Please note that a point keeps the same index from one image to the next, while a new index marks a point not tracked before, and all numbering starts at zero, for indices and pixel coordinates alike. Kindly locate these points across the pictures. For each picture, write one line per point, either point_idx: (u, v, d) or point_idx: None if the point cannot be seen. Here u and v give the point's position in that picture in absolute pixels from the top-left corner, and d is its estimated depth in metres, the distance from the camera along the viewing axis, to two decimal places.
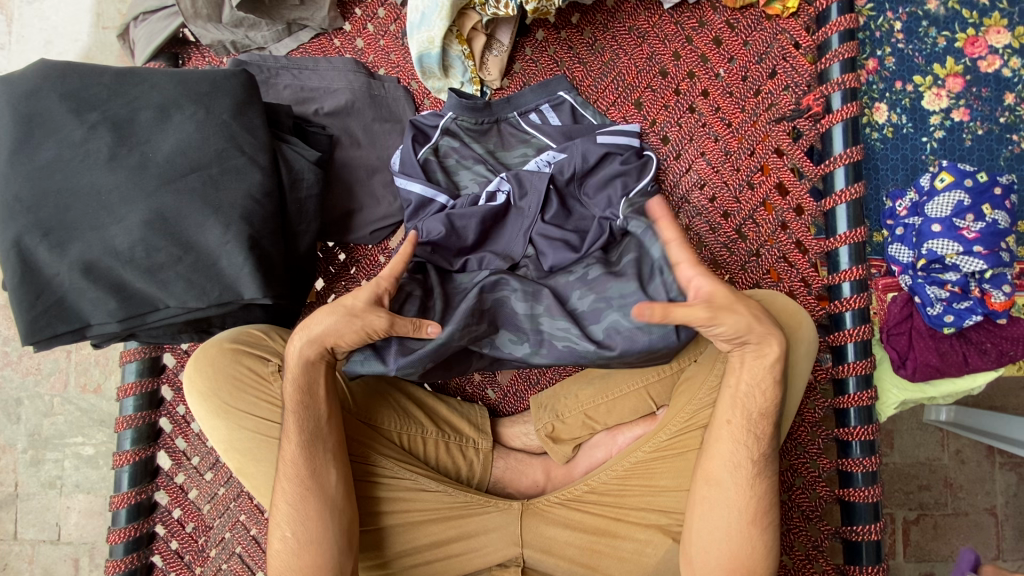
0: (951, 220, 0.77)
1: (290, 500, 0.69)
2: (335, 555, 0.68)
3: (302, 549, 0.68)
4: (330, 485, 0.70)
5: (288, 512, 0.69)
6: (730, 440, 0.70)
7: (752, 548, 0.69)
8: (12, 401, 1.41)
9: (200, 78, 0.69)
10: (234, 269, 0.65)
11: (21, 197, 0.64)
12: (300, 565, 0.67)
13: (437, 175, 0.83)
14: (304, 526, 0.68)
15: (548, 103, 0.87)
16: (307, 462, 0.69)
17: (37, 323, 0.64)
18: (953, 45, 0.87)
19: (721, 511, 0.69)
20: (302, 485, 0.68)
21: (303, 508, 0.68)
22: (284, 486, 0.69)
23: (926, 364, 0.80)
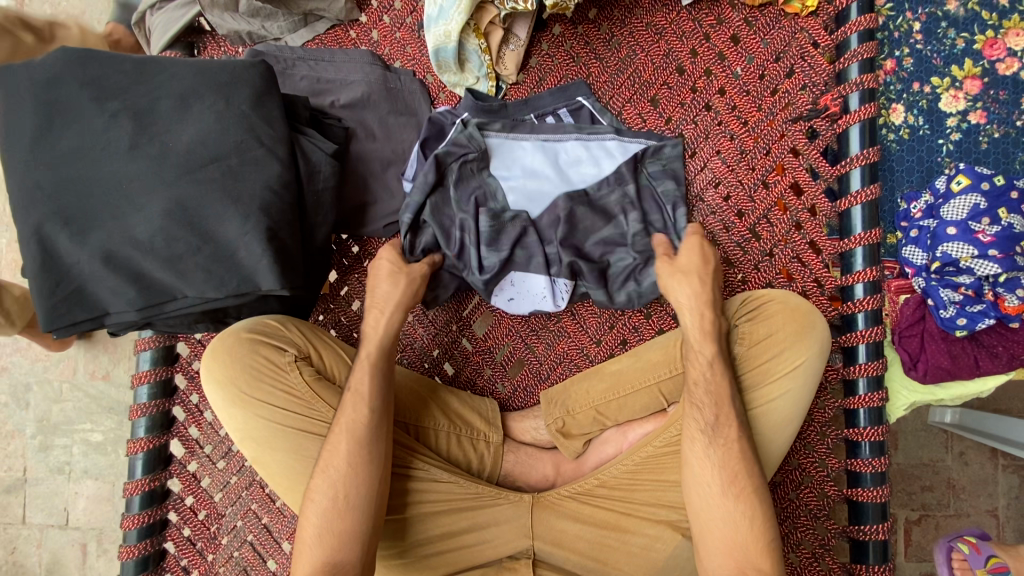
0: (967, 223, 0.77)
1: (345, 463, 0.69)
2: (366, 524, 0.68)
3: (331, 517, 0.68)
4: (359, 456, 0.69)
5: (342, 475, 0.68)
6: (715, 427, 0.70)
7: (734, 522, 0.68)
8: (22, 386, 1.42)
9: (220, 68, 0.69)
10: (252, 260, 0.66)
11: (43, 185, 0.64)
12: (342, 531, 0.67)
13: (448, 179, 0.80)
14: (359, 491, 0.68)
15: (567, 108, 0.87)
16: (344, 427, 0.70)
17: (57, 311, 0.64)
18: (971, 48, 0.87)
19: (713, 498, 0.69)
20: (335, 451, 0.69)
21: (361, 473, 0.69)
22: (342, 450, 0.69)
23: (937, 366, 0.80)
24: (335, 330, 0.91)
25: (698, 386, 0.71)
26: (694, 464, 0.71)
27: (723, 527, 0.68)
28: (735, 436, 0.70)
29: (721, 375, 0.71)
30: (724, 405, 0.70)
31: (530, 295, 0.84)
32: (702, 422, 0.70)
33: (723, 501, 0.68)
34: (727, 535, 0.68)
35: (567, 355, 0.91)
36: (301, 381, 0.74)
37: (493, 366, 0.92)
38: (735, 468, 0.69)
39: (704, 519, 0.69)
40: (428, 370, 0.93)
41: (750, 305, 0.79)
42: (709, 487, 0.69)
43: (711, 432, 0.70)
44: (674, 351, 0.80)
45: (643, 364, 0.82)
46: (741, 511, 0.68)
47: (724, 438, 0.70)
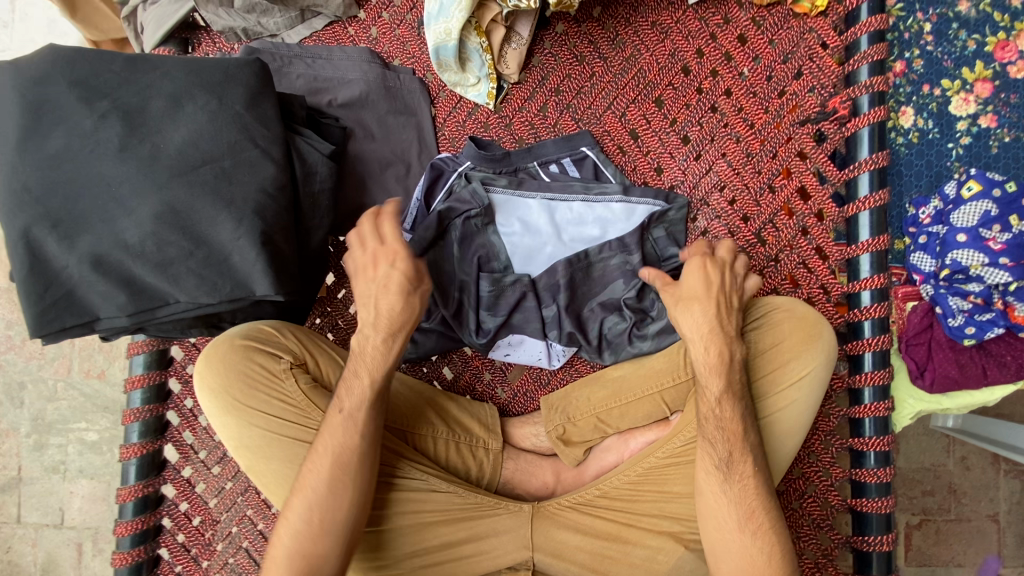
0: (977, 230, 0.75)
1: (326, 484, 0.66)
2: (339, 547, 0.66)
3: (305, 537, 0.65)
4: (344, 478, 0.67)
5: (321, 496, 0.66)
6: (729, 463, 0.69)
7: (749, 557, 0.66)
8: (16, 384, 1.41)
9: (213, 67, 0.67)
10: (246, 265, 0.64)
11: (30, 187, 0.62)
12: (314, 555, 0.65)
13: (451, 234, 0.81)
14: (337, 515, 0.66)
15: (570, 157, 0.86)
16: (332, 447, 0.67)
17: (45, 317, 0.63)
18: (983, 49, 0.85)
19: (729, 531, 0.68)
20: (321, 472, 0.67)
21: (342, 496, 0.66)
22: (326, 471, 0.67)
23: (944, 375, 0.79)
24: (332, 333, 0.89)
25: (710, 421, 0.70)
26: (707, 497, 0.70)
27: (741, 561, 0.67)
28: (750, 471, 0.68)
29: (733, 409, 0.69)
30: (738, 440, 0.69)
31: (528, 352, 0.85)
32: (715, 458, 0.69)
33: (744, 540, 0.67)
34: (743, 569, 0.67)
35: (567, 360, 0.89)
36: (297, 389, 0.73)
37: (493, 371, 0.91)
38: (751, 504, 0.68)
39: (720, 550, 0.68)
40: (427, 374, 0.92)
41: (758, 314, 0.78)
42: (725, 521, 0.68)
43: (724, 468, 0.69)
44: (677, 359, 0.79)
45: (646, 372, 0.81)
46: (763, 548, 0.67)
47: (739, 475, 0.68)
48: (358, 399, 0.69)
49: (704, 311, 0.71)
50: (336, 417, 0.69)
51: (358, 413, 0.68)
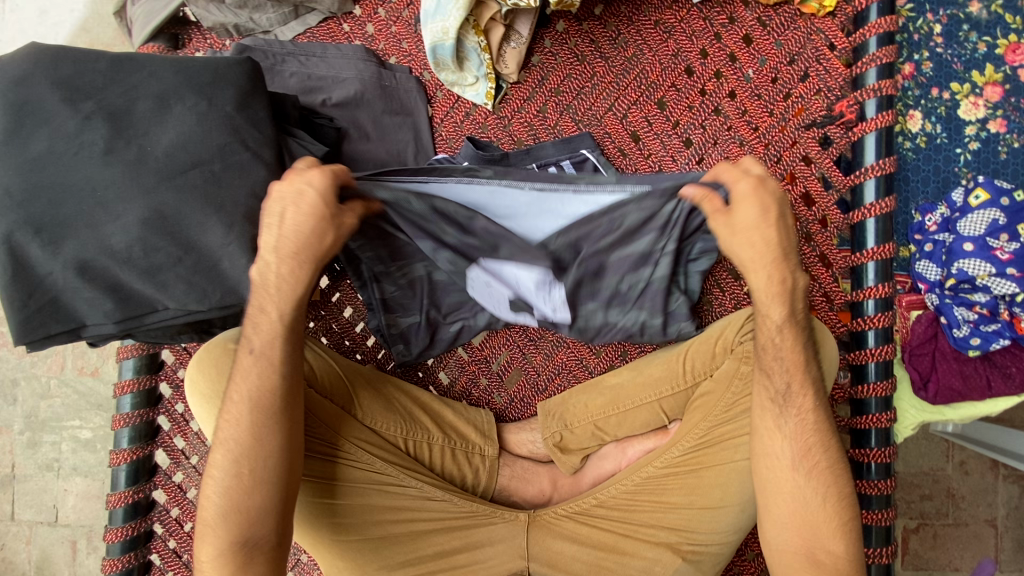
0: (984, 239, 0.74)
1: (244, 436, 0.63)
2: (274, 485, 0.63)
3: (231, 483, 0.63)
4: (266, 419, 0.63)
5: (239, 447, 0.63)
6: (787, 396, 0.66)
7: (802, 497, 0.65)
8: (9, 381, 1.40)
9: (202, 67, 0.65)
10: (236, 271, 0.63)
11: (12, 191, 0.60)
12: (249, 508, 0.62)
13: None
14: (262, 464, 0.63)
15: (570, 159, 0.83)
16: (249, 389, 0.64)
17: (30, 323, 0.61)
18: (994, 52, 0.83)
19: (783, 470, 0.66)
20: (232, 420, 0.64)
21: (263, 445, 0.63)
22: (239, 426, 0.64)
23: (948, 387, 0.78)
24: (326, 337, 0.88)
25: (770, 352, 0.67)
26: (761, 436, 0.67)
27: (793, 503, 0.65)
28: (809, 405, 0.66)
29: (794, 341, 0.66)
30: (799, 372, 0.66)
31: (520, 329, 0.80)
32: (773, 391, 0.66)
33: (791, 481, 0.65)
34: (795, 508, 0.65)
35: (566, 367, 0.88)
36: None
37: (489, 376, 0.90)
38: (808, 440, 0.66)
39: (772, 492, 0.66)
40: (422, 379, 0.90)
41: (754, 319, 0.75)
42: (779, 459, 0.66)
43: (782, 402, 0.66)
44: (676, 366, 0.77)
45: (645, 380, 0.79)
46: (818, 492, 0.65)
47: (798, 408, 0.66)
48: (268, 337, 0.64)
49: (774, 242, 0.63)
50: (248, 359, 0.64)
51: (271, 350, 0.64)
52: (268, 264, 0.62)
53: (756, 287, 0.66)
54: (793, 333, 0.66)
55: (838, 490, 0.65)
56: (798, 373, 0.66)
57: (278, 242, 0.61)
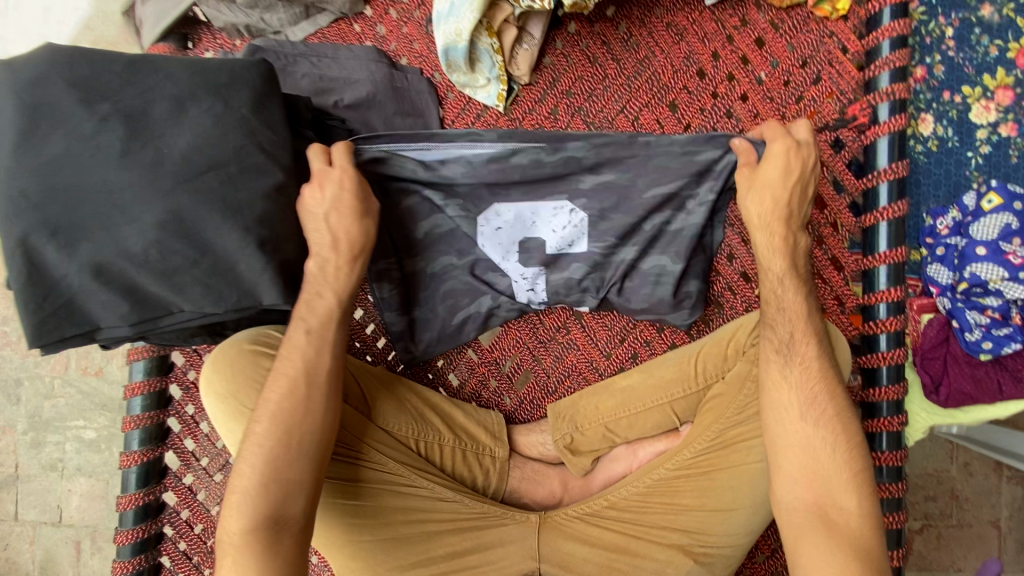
0: (997, 243, 0.75)
1: (296, 404, 0.64)
2: (315, 464, 0.63)
3: (272, 458, 0.62)
4: (317, 395, 0.65)
5: (285, 415, 0.63)
6: (790, 345, 0.66)
7: (815, 450, 0.62)
8: (12, 381, 1.39)
9: (218, 68, 0.65)
10: (253, 275, 0.63)
11: (28, 193, 0.59)
12: (289, 480, 0.62)
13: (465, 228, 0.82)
14: (308, 434, 0.63)
15: None
16: (298, 367, 0.65)
17: (44, 326, 0.61)
18: (1005, 56, 0.83)
19: (792, 421, 0.64)
20: (281, 389, 0.64)
21: (310, 415, 0.64)
22: (283, 394, 0.64)
23: (960, 390, 0.78)
24: None
25: (774, 306, 0.67)
26: (769, 388, 0.66)
27: (800, 453, 0.63)
28: (812, 352, 0.65)
29: (799, 294, 0.67)
30: (802, 322, 0.66)
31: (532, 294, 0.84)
32: (777, 341, 0.66)
33: (800, 428, 0.63)
34: (806, 460, 0.62)
35: (576, 369, 0.88)
36: None
37: (499, 378, 0.90)
38: (814, 388, 0.64)
39: (783, 447, 0.64)
40: (432, 381, 0.91)
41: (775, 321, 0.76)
42: (788, 410, 0.64)
43: (787, 351, 0.66)
44: (687, 368, 0.78)
45: (656, 382, 0.80)
46: (823, 441, 0.62)
47: (802, 356, 0.65)
48: (323, 317, 0.67)
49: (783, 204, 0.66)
50: (299, 335, 0.66)
51: (325, 331, 0.67)
52: (324, 257, 0.66)
53: (758, 243, 0.67)
54: (795, 282, 0.67)
55: (848, 438, 0.63)
56: (802, 323, 0.66)
57: (332, 240, 0.65)
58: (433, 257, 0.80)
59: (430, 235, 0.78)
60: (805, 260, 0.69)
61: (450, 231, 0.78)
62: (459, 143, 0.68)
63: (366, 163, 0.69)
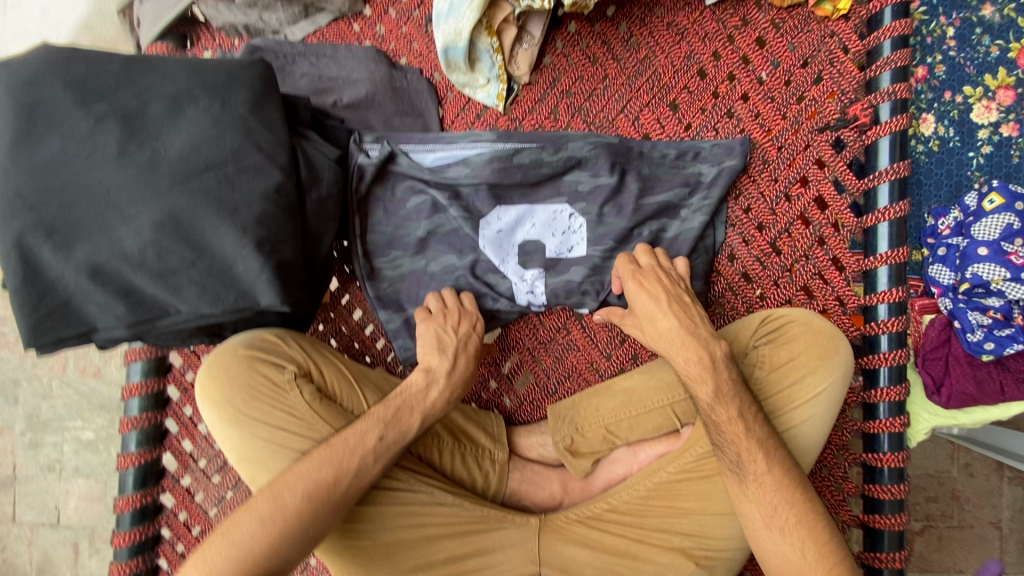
0: (999, 244, 0.74)
1: (308, 497, 0.63)
2: (289, 560, 0.62)
3: (264, 532, 0.62)
4: (333, 498, 0.64)
5: (296, 508, 0.62)
6: (742, 464, 0.66)
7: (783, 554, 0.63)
8: (10, 382, 1.38)
9: (215, 68, 0.64)
10: (250, 275, 0.62)
11: (23, 193, 0.59)
12: (265, 567, 0.61)
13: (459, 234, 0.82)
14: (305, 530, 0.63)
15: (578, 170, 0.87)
16: (351, 465, 0.65)
17: (40, 327, 0.60)
18: (1006, 56, 0.83)
19: (758, 530, 0.65)
20: (309, 480, 0.64)
21: (319, 512, 0.63)
22: (301, 484, 0.63)
23: (961, 392, 0.78)
24: (335, 340, 0.87)
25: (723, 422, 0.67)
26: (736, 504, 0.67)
27: (779, 561, 0.64)
28: (764, 470, 0.65)
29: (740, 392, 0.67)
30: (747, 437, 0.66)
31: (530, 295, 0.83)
32: (727, 462, 0.67)
33: (774, 537, 0.64)
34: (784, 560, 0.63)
35: (576, 370, 0.87)
36: (300, 401, 0.70)
37: (499, 378, 0.89)
38: (771, 500, 0.64)
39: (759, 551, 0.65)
40: None
41: (771, 326, 0.75)
42: (751, 521, 0.65)
43: (738, 470, 0.66)
44: None
45: (657, 384, 0.79)
46: (798, 547, 0.63)
47: (754, 474, 0.65)
48: (370, 428, 0.67)
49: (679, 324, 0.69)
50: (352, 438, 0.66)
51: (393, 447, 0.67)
52: (434, 377, 0.71)
53: (681, 371, 0.69)
54: (728, 404, 0.67)
55: (819, 540, 0.62)
56: (744, 440, 0.66)
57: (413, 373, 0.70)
58: (437, 259, 0.82)
59: (432, 235, 0.82)
60: (737, 373, 0.68)
61: (454, 231, 0.82)
62: (460, 144, 0.81)
63: (378, 162, 0.79)
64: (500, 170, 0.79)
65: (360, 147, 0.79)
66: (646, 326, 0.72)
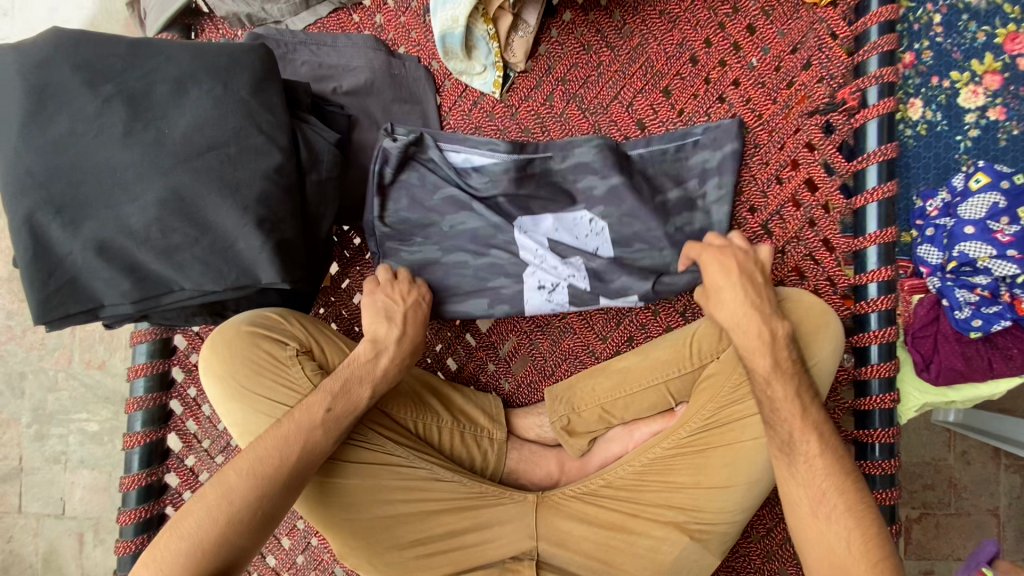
0: (985, 222, 0.75)
1: (255, 481, 0.63)
2: (239, 545, 0.62)
3: (214, 519, 0.61)
4: (281, 480, 0.64)
5: (244, 492, 0.62)
6: (792, 445, 0.63)
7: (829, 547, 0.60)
8: (16, 374, 1.40)
9: (218, 52, 0.66)
10: (251, 253, 0.64)
11: (33, 171, 0.61)
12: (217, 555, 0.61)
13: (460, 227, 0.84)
14: (251, 516, 0.62)
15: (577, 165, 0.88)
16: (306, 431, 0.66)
17: (49, 303, 0.62)
18: (993, 41, 0.85)
19: (804, 518, 0.62)
20: (256, 462, 0.64)
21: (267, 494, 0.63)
22: (246, 468, 0.64)
23: (950, 367, 0.79)
24: (336, 323, 0.89)
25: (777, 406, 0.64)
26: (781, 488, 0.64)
27: (822, 553, 0.60)
28: (816, 451, 0.62)
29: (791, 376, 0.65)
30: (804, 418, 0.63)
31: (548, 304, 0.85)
32: (778, 441, 0.64)
33: (817, 525, 0.61)
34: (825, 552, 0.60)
35: (572, 353, 0.89)
36: (302, 376, 0.72)
37: (497, 361, 0.91)
38: (821, 485, 0.61)
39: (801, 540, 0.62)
40: (430, 364, 0.92)
41: None
42: (798, 506, 0.62)
43: (789, 452, 0.63)
44: (683, 350, 0.79)
45: (653, 363, 0.80)
46: (845, 534, 0.59)
47: (805, 455, 0.62)
48: (351, 406, 0.69)
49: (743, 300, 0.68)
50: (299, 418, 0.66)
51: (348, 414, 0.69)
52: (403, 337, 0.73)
53: (742, 346, 0.67)
54: (785, 382, 0.65)
55: (865, 530, 0.59)
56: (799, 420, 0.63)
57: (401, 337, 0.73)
58: (452, 251, 0.84)
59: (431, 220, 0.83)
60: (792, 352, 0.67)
61: (472, 230, 0.83)
62: (479, 149, 0.81)
63: (404, 145, 0.80)
64: (516, 180, 0.81)
65: (390, 132, 0.80)
66: (711, 299, 0.70)
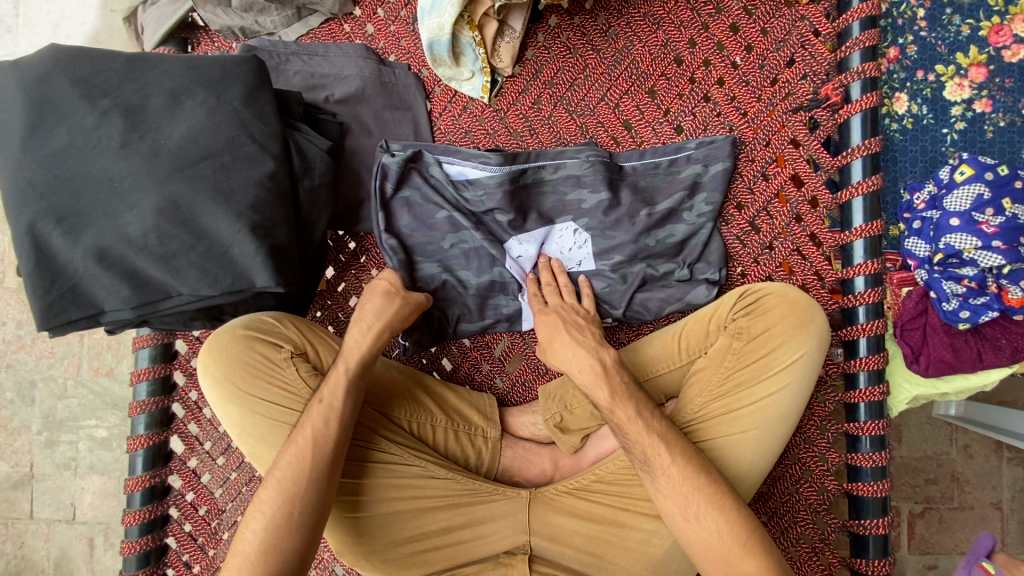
0: (970, 214, 0.75)
1: (301, 473, 0.66)
2: (306, 533, 0.65)
3: (278, 517, 0.65)
4: (320, 466, 0.67)
5: (293, 486, 0.66)
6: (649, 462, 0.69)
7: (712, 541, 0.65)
8: (27, 383, 1.44)
9: (211, 64, 0.69)
10: (246, 258, 0.66)
11: (35, 183, 0.64)
12: (290, 547, 0.64)
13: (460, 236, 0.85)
14: (305, 504, 0.65)
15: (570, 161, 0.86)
16: (308, 438, 0.68)
17: (51, 309, 0.64)
18: (977, 35, 0.85)
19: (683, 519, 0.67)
20: (292, 460, 0.67)
21: (316, 483, 0.66)
22: (288, 461, 0.67)
23: (939, 359, 0.79)
24: (333, 326, 0.91)
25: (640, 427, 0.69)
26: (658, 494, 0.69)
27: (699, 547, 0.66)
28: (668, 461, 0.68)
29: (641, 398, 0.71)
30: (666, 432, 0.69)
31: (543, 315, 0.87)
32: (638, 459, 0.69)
33: (692, 527, 0.66)
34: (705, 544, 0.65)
35: None
36: (296, 377, 0.74)
37: (491, 361, 0.92)
38: (686, 492, 0.67)
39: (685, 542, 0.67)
40: (426, 365, 0.93)
41: (748, 300, 0.77)
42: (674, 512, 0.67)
43: (649, 468, 0.69)
44: (672, 346, 0.80)
45: (644, 359, 0.81)
46: (715, 529, 0.65)
47: (662, 468, 0.68)
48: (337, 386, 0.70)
49: (575, 343, 0.75)
50: (315, 406, 0.69)
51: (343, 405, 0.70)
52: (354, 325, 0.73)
53: (585, 378, 0.72)
54: (626, 404, 0.70)
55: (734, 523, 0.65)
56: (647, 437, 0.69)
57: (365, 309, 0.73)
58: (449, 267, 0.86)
59: (428, 227, 0.85)
60: (629, 378, 0.73)
61: (475, 247, 0.85)
62: (472, 163, 0.82)
63: (402, 161, 0.82)
64: (510, 194, 0.82)
65: (387, 149, 0.83)
66: (547, 349, 0.77)
